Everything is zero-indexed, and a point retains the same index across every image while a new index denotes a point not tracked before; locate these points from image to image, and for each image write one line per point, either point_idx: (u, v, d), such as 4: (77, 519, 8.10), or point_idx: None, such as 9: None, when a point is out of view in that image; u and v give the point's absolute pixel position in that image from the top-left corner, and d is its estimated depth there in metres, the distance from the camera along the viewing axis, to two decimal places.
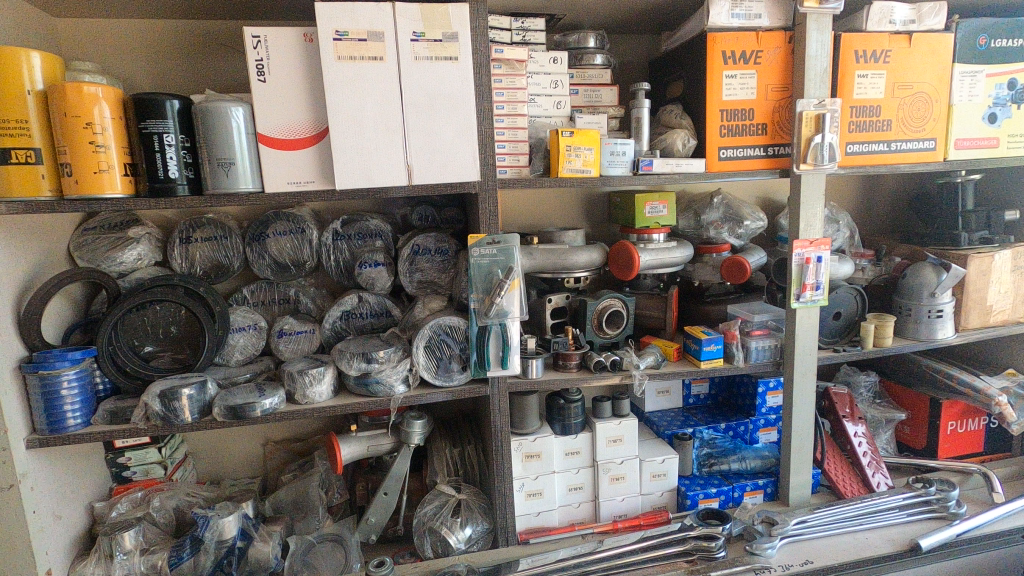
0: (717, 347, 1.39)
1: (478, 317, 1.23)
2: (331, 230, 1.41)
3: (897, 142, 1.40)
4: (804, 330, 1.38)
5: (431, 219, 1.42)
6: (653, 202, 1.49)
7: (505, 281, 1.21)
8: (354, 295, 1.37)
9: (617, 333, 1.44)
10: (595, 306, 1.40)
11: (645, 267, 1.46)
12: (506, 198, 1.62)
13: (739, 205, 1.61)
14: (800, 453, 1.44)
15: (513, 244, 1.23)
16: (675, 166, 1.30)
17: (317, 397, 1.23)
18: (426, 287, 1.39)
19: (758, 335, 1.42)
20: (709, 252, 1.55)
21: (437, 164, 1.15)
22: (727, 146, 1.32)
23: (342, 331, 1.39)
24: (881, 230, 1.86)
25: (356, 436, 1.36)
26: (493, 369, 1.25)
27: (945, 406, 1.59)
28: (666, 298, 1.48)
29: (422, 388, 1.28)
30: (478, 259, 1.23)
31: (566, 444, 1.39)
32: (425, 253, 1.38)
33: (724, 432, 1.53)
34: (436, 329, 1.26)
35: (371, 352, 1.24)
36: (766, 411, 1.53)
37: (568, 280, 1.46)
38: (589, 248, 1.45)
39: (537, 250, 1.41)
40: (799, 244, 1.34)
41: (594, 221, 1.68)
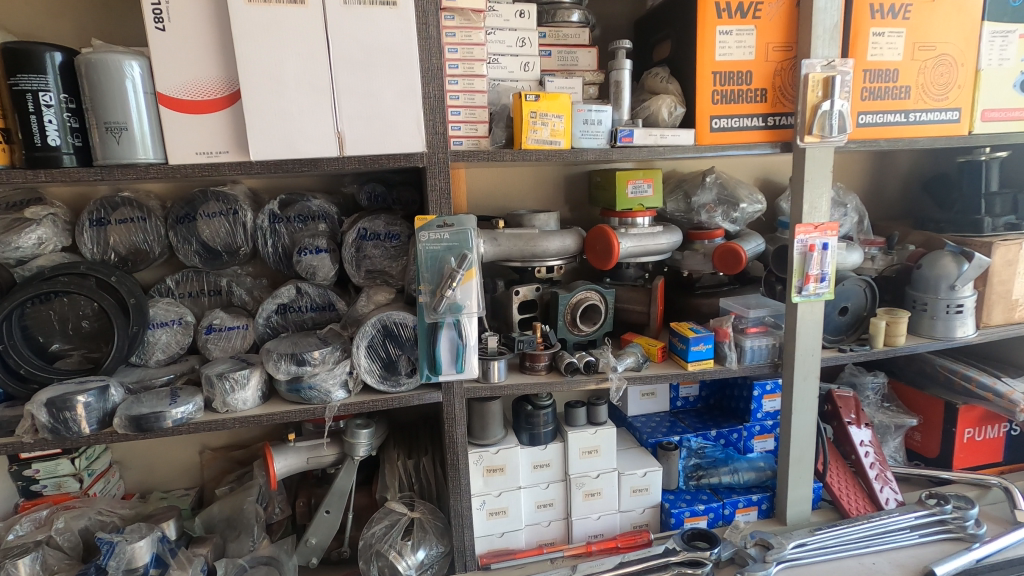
0: (709, 347, 1.22)
1: (426, 312, 1.05)
2: (267, 211, 1.24)
3: (917, 113, 1.22)
4: (806, 328, 1.21)
5: (381, 199, 1.24)
6: (637, 180, 1.32)
7: (457, 272, 1.02)
8: (291, 286, 1.20)
9: (593, 330, 1.27)
10: (568, 299, 1.22)
11: (626, 255, 1.28)
12: (473, 176, 1.44)
13: (735, 185, 1.43)
14: (799, 466, 1.28)
15: (468, 228, 1.05)
16: (660, 138, 1.12)
17: (240, 405, 1.06)
18: (375, 277, 1.22)
19: (754, 334, 1.25)
20: (700, 239, 1.37)
21: (375, 131, 0.96)
22: (720, 115, 1.14)
23: (279, 326, 1.22)
24: (892, 215, 1.68)
25: (293, 446, 1.20)
26: (445, 373, 1.08)
27: (962, 412, 1.42)
28: (650, 290, 1.30)
29: (365, 394, 1.11)
30: (427, 246, 1.04)
31: (534, 456, 1.23)
32: (373, 238, 1.20)
33: (714, 441, 1.37)
34: (381, 326, 1.08)
35: (303, 353, 1.06)
36: (761, 416, 1.37)
37: (540, 270, 1.29)
38: (563, 233, 1.27)
39: (503, 235, 1.23)
40: (801, 229, 1.16)
41: (572, 203, 1.50)
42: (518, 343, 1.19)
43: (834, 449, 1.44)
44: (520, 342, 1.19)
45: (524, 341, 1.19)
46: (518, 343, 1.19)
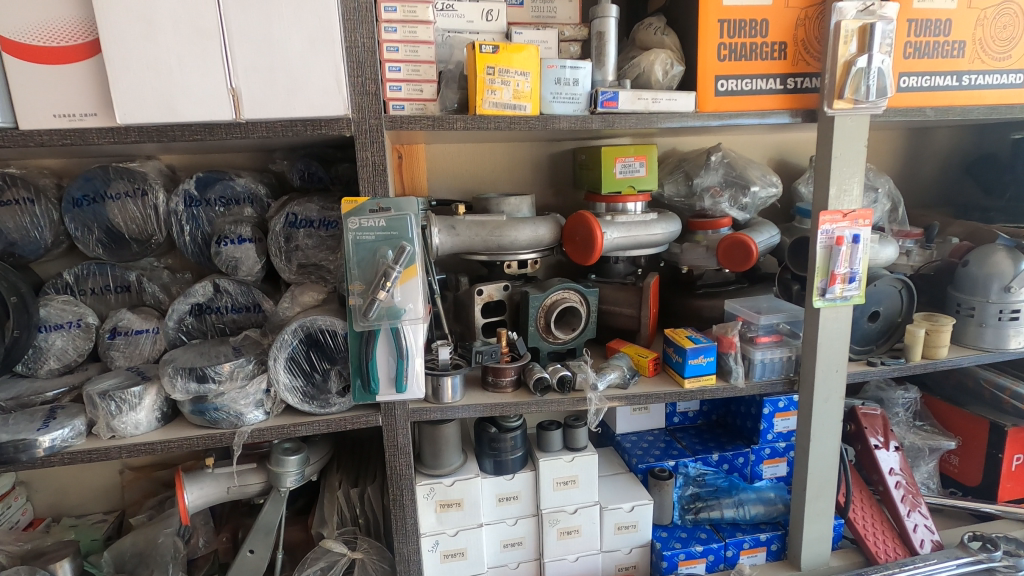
0: (711, 360, 1.00)
1: (356, 319, 0.85)
2: (181, 191, 1.03)
3: (972, 75, 0.99)
4: (830, 337, 0.99)
5: (318, 178, 1.03)
6: (626, 158, 1.09)
7: (393, 269, 0.81)
8: (206, 282, 1.00)
9: (572, 338, 1.06)
10: (541, 300, 1.01)
11: (612, 248, 1.06)
12: (436, 154, 1.22)
13: (745, 166, 1.21)
14: (817, 503, 1.06)
15: (409, 214, 0.84)
16: (652, 102, 0.89)
17: (131, 430, 0.86)
18: (309, 271, 1.01)
19: (765, 344, 1.03)
20: (702, 229, 1.17)
21: (281, 88, 0.76)
22: (728, 75, 0.92)
23: (194, 331, 1.01)
24: (927, 202, 1.45)
25: (210, 472, 1.01)
26: (384, 392, 0.89)
27: (1011, 436, 1.20)
28: (642, 289, 1.08)
29: (287, 416, 0.91)
30: (356, 236, 0.83)
31: (499, 487, 1.03)
32: (305, 225, 1.00)
33: (717, 466, 1.18)
34: (304, 333, 0.89)
35: (208, 367, 0.86)
36: (772, 438, 1.20)
37: (511, 265, 1.09)
38: (536, 220, 1.05)
39: (463, 222, 1.02)
40: (827, 216, 0.94)
41: (554, 186, 1.29)
42: (481, 356, 0.97)
43: (858, 477, 1.23)
44: (482, 354, 0.97)
45: (487, 352, 0.97)
46: (479, 354, 0.96)
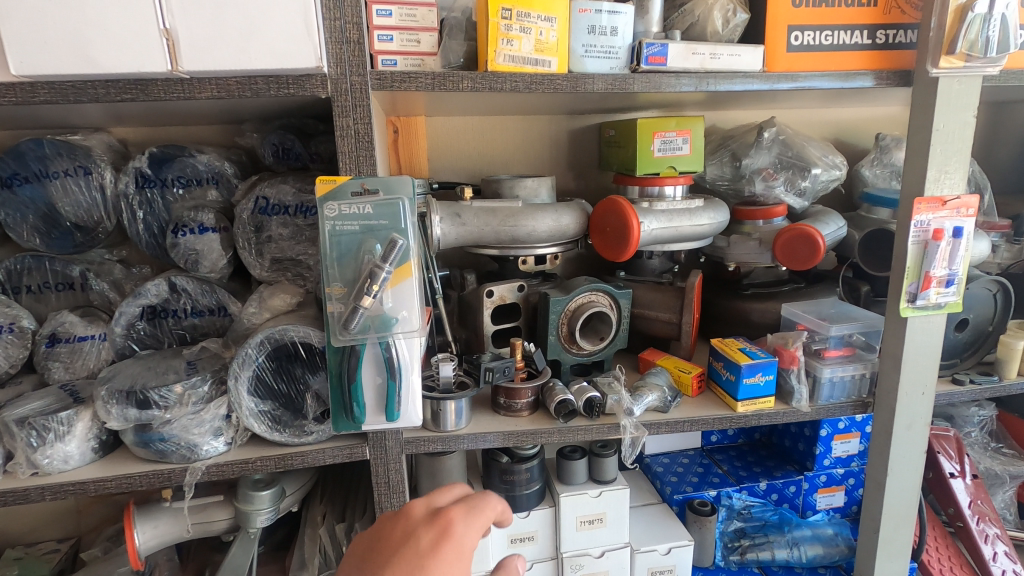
0: (770, 379, 0.83)
1: (335, 331, 0.67)
2: (131, 170, 0.85)
3: None
4: (917, 352, 0.81)
5: (294, 154, 0.86)
6: (666, 132, 0.90)
7: (382, 269, 0.64)
8: (160, 280, 0.83)
9: (600, 349, 0.88)
10: (564, 304, 0.84)
11: (650, 241, 0.88)
12: (438, 128, 1.04)
13: (803, 144, 1.03)
14: (891, 548, 0.88)
15: (402, 198, 0.66)
16: (709, 58, 0.71)
17: (58, 466, 0.69)
18: (284, 267, 0.84)
19: (834, 358, 0.85)
20: (754, 218, 0.98)
21: (231, 30, 0.58)
22: (802, 26, 0.74)
23: (147, 339, 0.85)
24: (1005, 189, 1.26)
25: (167, 508, 0.84)
26: (371, 421, 0.72)
27: None
28: (683, 290, 0.90)
29: (253, 447, 0.74)
30: (335, 226, 0.65)
31: (511, 526, 0.86)
32: (278, 212, 0.82)
33: (765, 497, 1.01)
34: (270, 346, 0.71)
35: (152, 390, 0.69)
36: (829, 464, 1.02)
37: (526, 260, 0.91)
38: (557, 207, 0.87)
39: (469, 209, 0.85)
40: (923, 204, 0.75)
41: (576, 168, 1.10)
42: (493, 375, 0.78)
43: (931, 512, 1.06)
44: (493, 373, 0.78)
45: (500, 370, 0.78)
46: (491, 374, 0.77)
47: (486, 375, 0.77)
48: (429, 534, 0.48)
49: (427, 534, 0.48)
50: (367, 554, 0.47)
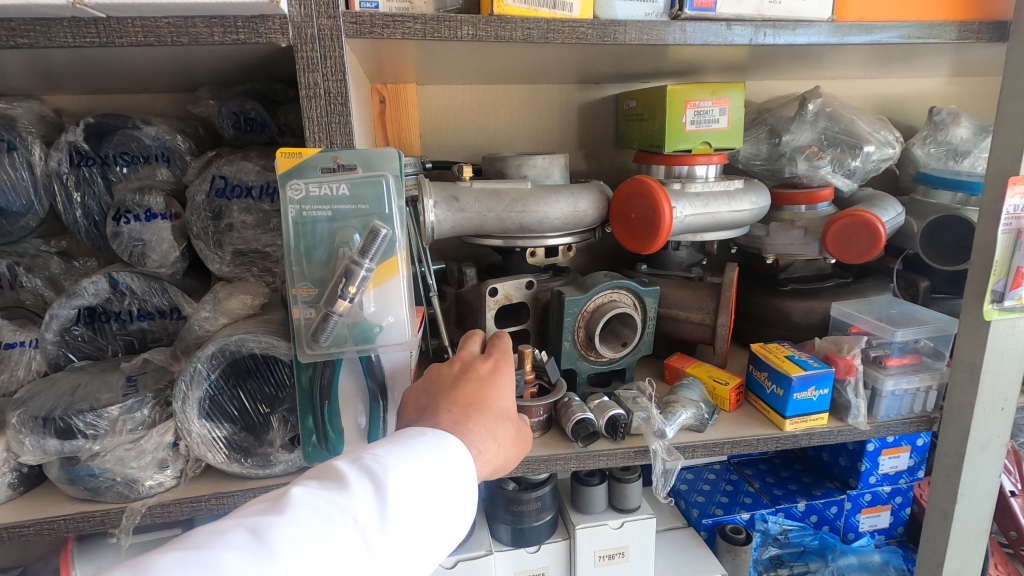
0: (823, 394, 0.70)
1: (303, 342, 0.54)
2: (62, 145, 0.71)
3: None
4: (999, 362, 0.68)
5: (258, 126, 0.72)
6: (701, 101, 0.77)
7: (361, 266, 0.50)
8: (97, 277, 0.69)
9: (622, 356, 0.76)
10: (581, 305, 0.71)
11: (681, 230, 0.75)
12: (432, 98, 0.89)
13: (851, 117, 0.89)
14: None
15: (385, 175, 0.52)
16: (768, 3, 0.58)
17: None
18: (249, 261, 0.70)
19: (897, 368, 0.73)
20: (795, 204, 0.85)
21: None
22: None
23: (86, 347, 0.71)
24: None
25: (111, 548, 0.71)
26: (350, 450, 0.59)
27: None
28: (720, 288, 0.77)
29: (207, 481, 0.61)
30: (301, 212, 0.52)
31: (519, 563, 0.74)
32: (240, 195, 0.69)
33: (803, 521, 0.89)
34: (222, 358, 0.59)
35: (77, 415, 0.56)
36: (875, 481, 0.89)
37: (535, 252, 0.78)
38: (573, 189, 0.74)
39: (469, 192, 0.71)
40: (1019, 185, 0.63)
41: (589, 145, 0.97)
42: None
43: (999, 545, 0.93)
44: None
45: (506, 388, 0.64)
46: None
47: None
48: (484, 365, 0.56)
49: (484, 365, 0.56)
50: (433, 384, 0.54)
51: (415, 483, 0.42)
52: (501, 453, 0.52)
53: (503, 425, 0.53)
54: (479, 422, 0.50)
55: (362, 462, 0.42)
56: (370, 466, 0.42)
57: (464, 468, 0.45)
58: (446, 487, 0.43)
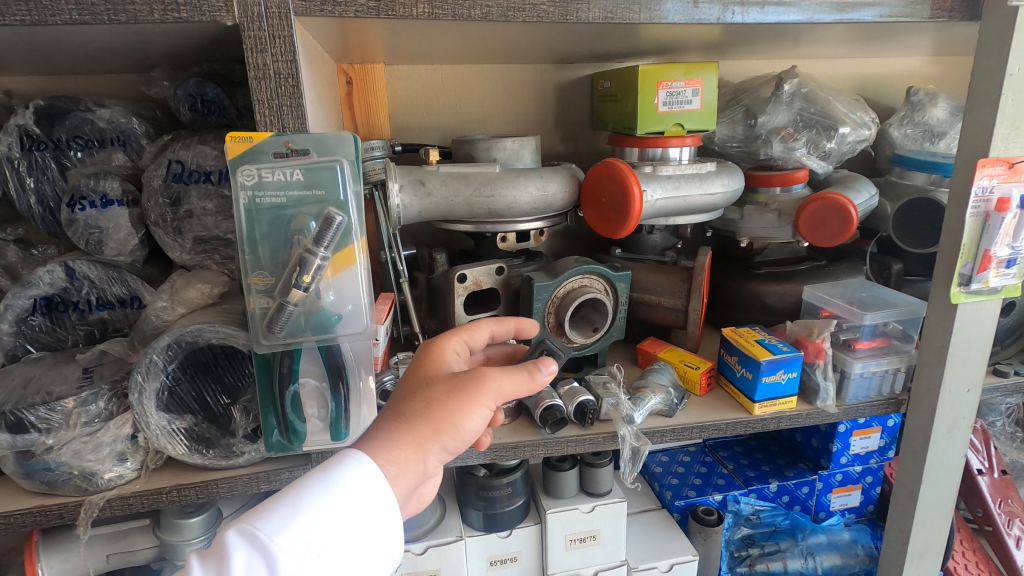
0: (792, 377, 0.70)
1: (259, 330, 0.52)
2: (13, 129, 0.68)
3: None
4: (966, 344, 0.69)
5: (217, 108, 0.69)
6: (673, 82, 0.75)
7: (316, 255, 0.49)
8: (52, 266, 0.67)
9: (594, 341, 0.75)
10: (551, 291, 0.70)
11: (652, 214, 0.74)
12: (404, 79, 0.87)
13: (828, 98, 0.88)
14: (921, 561, 0.78)
15: (340, 161, 0.51)
16: None
17: None
18: (211, 249, 0.69)
19: (867, 351, 0.73)
20: (770, 186, 0.84)
21: None
22: None
23: (44, 337, 0.69)
24: None
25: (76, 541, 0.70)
26: (314, 439, 0.58)
27: None
28: (692, 272, 0.77)
29: (169, 472, 0.60)
30: (254, 198, 0.50)
31: (491, 548, 0.74)
32: (198, 180, 0.66)
33: (775, 502, 0.90)
34: (179, 349, 0.57)
35: (29, 410, 0.55)
36: (846, 462, 0.90)
37: (507, 237, 0.77)
38: (544, 172, 0.73)
39: (437, 175, 0.70)
40: (986, 166, 0.62)
41: (566, 126, 0.95)
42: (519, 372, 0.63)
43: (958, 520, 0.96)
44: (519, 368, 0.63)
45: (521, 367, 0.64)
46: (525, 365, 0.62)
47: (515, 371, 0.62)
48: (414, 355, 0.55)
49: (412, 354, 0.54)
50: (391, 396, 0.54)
51: (285, 555, 0.38)
52: (434, 423, 0.45)
53: (434, 394, 0.47)
54: (388, 410, 0.47)
55: (227, 536, 0.38)
56: (221, 552, 0.37)
57: (373, 500, 0.42)
58: (316, 555, 0.39)
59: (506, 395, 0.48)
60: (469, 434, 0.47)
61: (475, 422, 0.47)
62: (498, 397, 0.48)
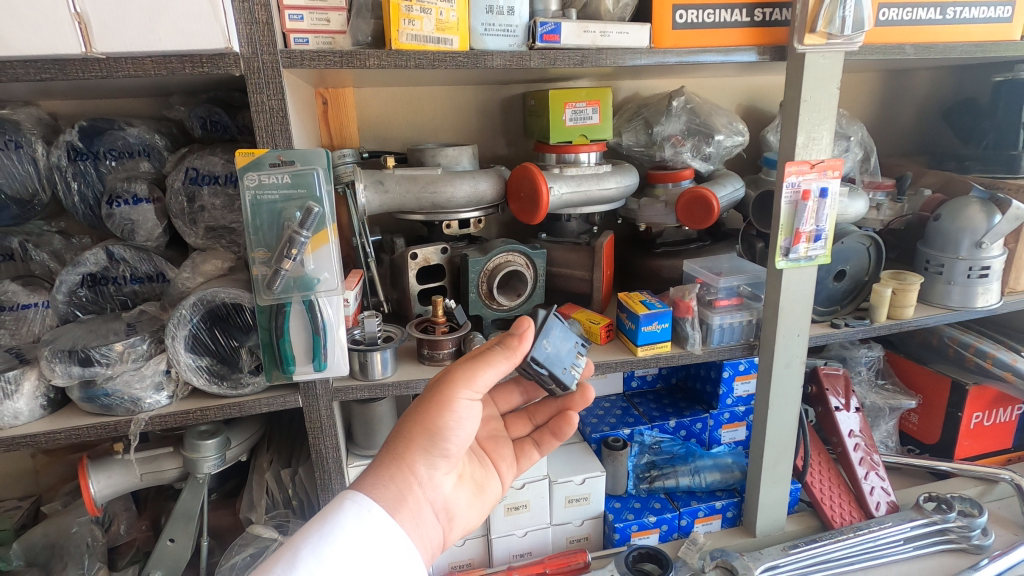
0: (665, 327, 0.93)
1: (260, 289, 0.74)
2: (62, 144, 0.88)
3: (955, 7, 0.89)
4: (793, 301, 0.92)
5: (223, 127, 0.90)
6: (577, 103, 0.97)
7: (300, 235, 0.70)
8: (97, 249, 0.87)
9: (517, 304, 0.97)
10: (482, 265, 0.92)
11: (561, 205, 0.96)
12: (371, 99, 1.08)
13: (710, 111, 1.11)
14: (774, 470, 1.01)
15: (316, 169, 0.72)
16: (600, 36, 0.78)
17: (9, 420, 0.75)
18: (218, 236, 0.89)
19: (725, 307, 0.96)
20: (663, 181, 1.06)
21: (139, 12, 0.62)
22: (687, 4, 0.80)
23: (89, 305, 0.89)
24: (902, 151, 1.38)
25: (118, 462, 0.91)
26: (301, 371, 0.79)
27: (971, 394, 1.18)
28: (594, 250, 0.99)
29: (193, 400, 0.81)
30: (256, 195, 0.71)
31: None
32: (208, 182, 0.87)
33: (673, 433, 1.14)
34: (203, 308, 0.79)
35: (93, 349, 0.75)
36: (731, 402, 1.14)
37: (451, 225, 0.98)
38: (476, 173, 0.94)
39: (393, 177, 0.91)
40: (792, 167, 0.85)
41: (506, 134, 1.17)
42: (568, 368, 0.72)
43: (817, 439, 1.18)
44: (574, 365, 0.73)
45: (572, 362, 0.73)
46: (552, 342, 0.71)
47: (546, 352, 0.70)
48: None
49: None
50: None
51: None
52: (412, 438, 0.62)
53: (412, 411, 0.63)
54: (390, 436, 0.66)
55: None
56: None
57: (376, 528, 0.56)
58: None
59: (472, 386, 0.62)
60: (449, 430, 0.62)
61: (451, 421, 0.62)
62: (468, 392, 0.63)
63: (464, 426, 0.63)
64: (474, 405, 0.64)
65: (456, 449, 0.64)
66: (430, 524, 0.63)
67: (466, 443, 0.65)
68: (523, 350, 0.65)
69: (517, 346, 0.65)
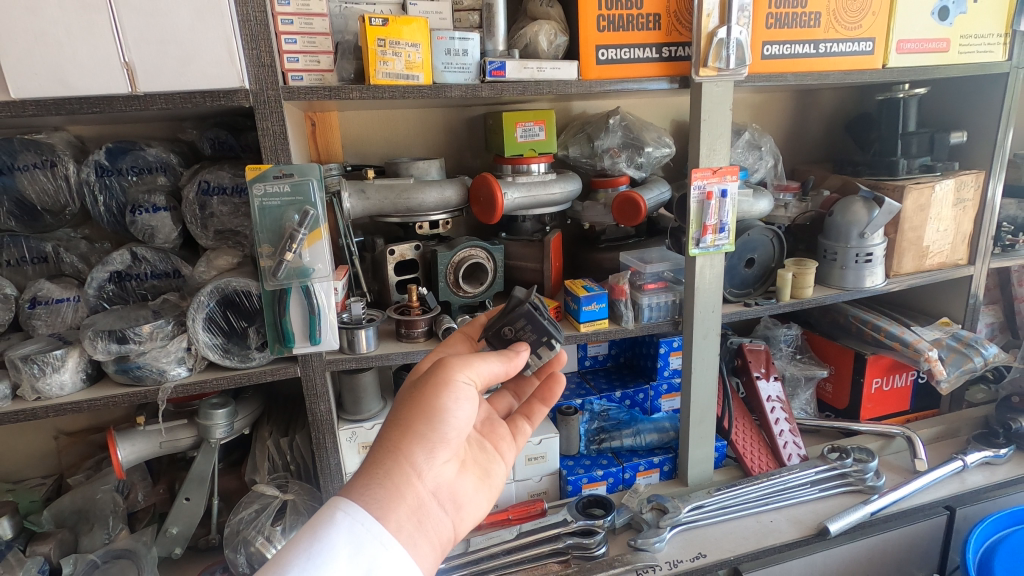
0: (602, 306, 1.11)
1: (266, 277, 0.91)
2: (91, 162, 1.04)
3: (826, 43, 1.10)
4: (707, 282, 1.12)
5: (229, 147, 1.08)
6: (526, 123, 1.18)
7: (298, 232, 0.87)
8: (123, 251, 1.04)
9: (480, 291, 1.16)
10: (449, 257, 1.11)
11: (514, 207, 1.15)
12: (353, 120, 1.26)
13: (642, 127, 1.32)
14: (700, 427, 1.21)
15: (311, 179, 0.90)
16: (538, 71, 0.98)
17: (56, 390, 0.91)
18: (226, 237, 1.06)
19: (652, 290, 1.16)
20: (603, 187, 1.26)
21: (173, 60, 0.80)
22: (607, 44, 1.00)
23: (115, 298, 1.06)
24: (814, 158, 1.61)
25: (141, 431, 1.06)
26: (299, 345, 0.96)
27: (870, 362, 1.39)
28: (543, 244, 1.18)
29: (209, 372, 0.98)
30: (263, 201, 0.89)
31: None
32: (218, 193, 1.04)
33: (619, 402, 1.32)
34: (220, 295, 0.97)
35: (127, 329, 0.92)
36: (668, 374, 1.33)
37: (422, 226, 1.16)
38: (442, 182, 1.13)
39: (372, 186, 1.09)
40: (697, 173, 1.05)
41: (470, 148, 1.36)
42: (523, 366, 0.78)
43: (742, 405, 1.38)
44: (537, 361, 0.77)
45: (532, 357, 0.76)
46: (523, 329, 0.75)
47: (506, 336, 0.75)
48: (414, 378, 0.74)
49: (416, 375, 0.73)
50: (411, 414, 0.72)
51: None
52: (411, 426, 0.61)
53: (408, 397, 0.63)
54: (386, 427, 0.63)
55: None
56: None
57: (370, 544, 0.53)
58: None
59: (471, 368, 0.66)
60: (448, 411, 0.63)
61: (449, 401, 0.63)
62: (465, 376, 0.65)
63: (463, 406, 0.64)
64: (471, 386, 0.66)
65: (456, 432, 0.64)
66: (438, 515, 0.61)
67: (466, 430, 0.65)
68: (518, 364, 0.71)
69: (513, 357, 0.71)
